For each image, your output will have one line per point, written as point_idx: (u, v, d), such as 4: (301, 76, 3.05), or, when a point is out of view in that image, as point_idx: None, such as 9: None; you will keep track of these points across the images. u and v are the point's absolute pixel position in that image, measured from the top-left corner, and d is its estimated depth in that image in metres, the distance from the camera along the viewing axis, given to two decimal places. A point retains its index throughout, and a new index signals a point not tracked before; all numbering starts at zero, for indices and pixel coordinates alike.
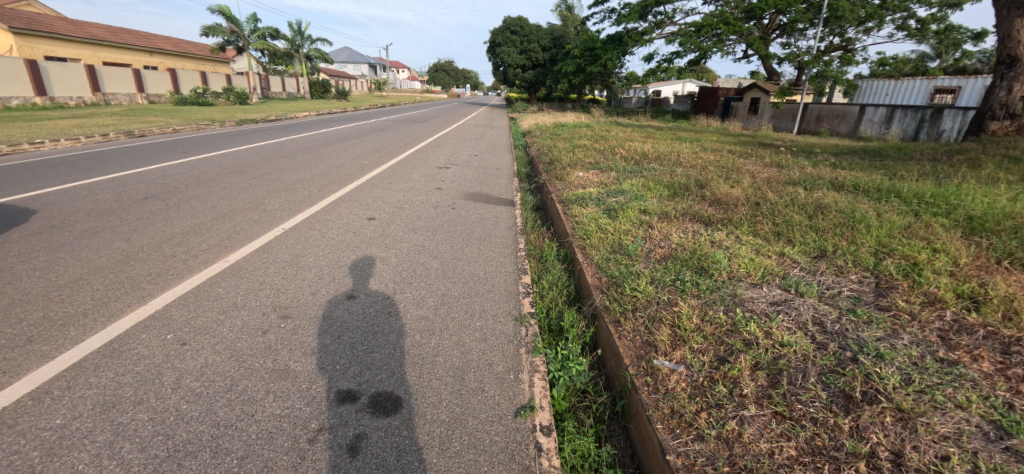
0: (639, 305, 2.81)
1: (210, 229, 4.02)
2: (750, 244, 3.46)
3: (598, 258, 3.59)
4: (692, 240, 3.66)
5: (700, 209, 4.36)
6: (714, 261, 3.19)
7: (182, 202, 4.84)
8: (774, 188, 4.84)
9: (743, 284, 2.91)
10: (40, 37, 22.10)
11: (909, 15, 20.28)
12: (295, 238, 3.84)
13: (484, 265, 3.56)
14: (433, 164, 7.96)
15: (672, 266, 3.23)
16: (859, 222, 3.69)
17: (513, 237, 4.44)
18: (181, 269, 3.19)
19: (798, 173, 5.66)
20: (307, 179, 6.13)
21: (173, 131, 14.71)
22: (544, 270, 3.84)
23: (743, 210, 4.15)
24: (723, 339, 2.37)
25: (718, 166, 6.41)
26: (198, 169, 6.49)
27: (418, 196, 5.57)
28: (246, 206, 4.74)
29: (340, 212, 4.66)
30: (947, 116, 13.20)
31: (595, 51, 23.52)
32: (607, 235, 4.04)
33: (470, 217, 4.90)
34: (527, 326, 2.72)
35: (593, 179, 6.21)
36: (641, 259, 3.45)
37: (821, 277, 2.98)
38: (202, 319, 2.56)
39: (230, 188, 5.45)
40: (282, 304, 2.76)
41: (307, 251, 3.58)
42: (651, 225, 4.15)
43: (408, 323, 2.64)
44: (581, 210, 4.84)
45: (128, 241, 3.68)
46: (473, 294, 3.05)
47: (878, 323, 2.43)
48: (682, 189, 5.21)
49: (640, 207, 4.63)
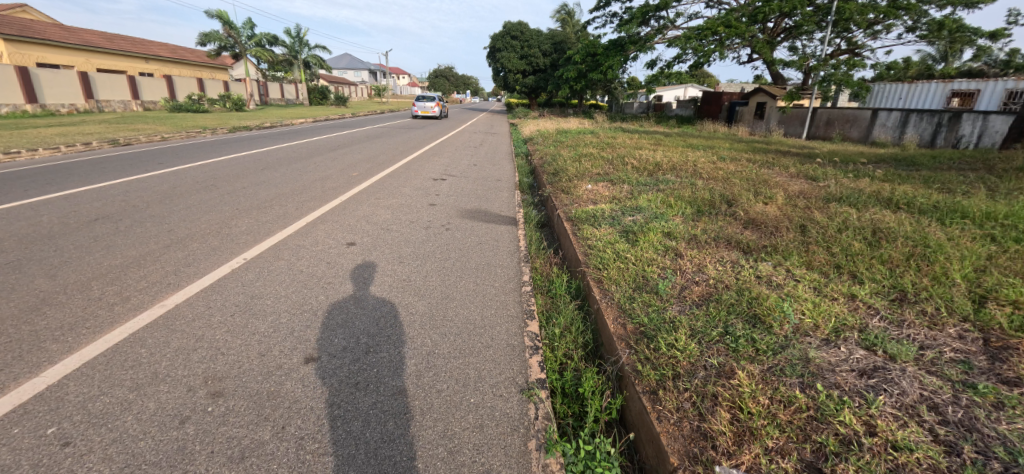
0: (681, 372, 2.16)
1: (157, 260, 3.39)
2: (806, 282, 2.83)
3: (619, 297, 2.96)
4: (733, 273, 3.03)
5: (734, 233, 3.71)
6: (769, 304, 2.54)
7: (135, 224, 4.21)
8: (815, 205, 4.23)
9: (813, 341, 2.27)
10: (32, 44, 21.72)
11: (922, 16, 19.75)
12: (255, 272, 3.20)
13: (482, 307, 2.92)
14: (428, 174, 7.37)
15: (716, 312, 2.57)
16: (936, 252, 3.05)
17: (515, 263, 3.82)
18: (103, 320, 2.55)
19: (836, 186, 5.06)
20: (287, 194, 5.52)
21: (161, 139, 14.17)
22: (553, 310, 3.21)
23: (789, 234, 3.51)
24: (807, 434, 1.73)
25: (742, 178, 5.80)
26: (169, 182, 5.88)
27: (409, 214, 4.97)
28: (209, 229, 4.11)
29: (316, 236, 4.02)
30: (967, 120, 12.58)
31: (597, 56, 23.05)
32: (628, 264, 3.41)
33: (467, 239, 4.28)
34: (537, 402, 2.06)
35: (603, 192, 5.60)
36: (674, 301, 2.80)
37: (909, 331, 2.33)
38: (101, 401, 1.91)
39: (196, 206, 4.83)
40: (215, 376, 2.10)
41: (266, 290, 2.94)
42: (679, 253, 3.51)
43: (380, 401, 1.99)
44: (593, 230, 4.22)
45: (51, 278, 3.04)
46: (464, 352, 2.40)
47: (1015, 408, 1.77)
48: (708, 205, 4.60)
49: (663, 229, 4.00)
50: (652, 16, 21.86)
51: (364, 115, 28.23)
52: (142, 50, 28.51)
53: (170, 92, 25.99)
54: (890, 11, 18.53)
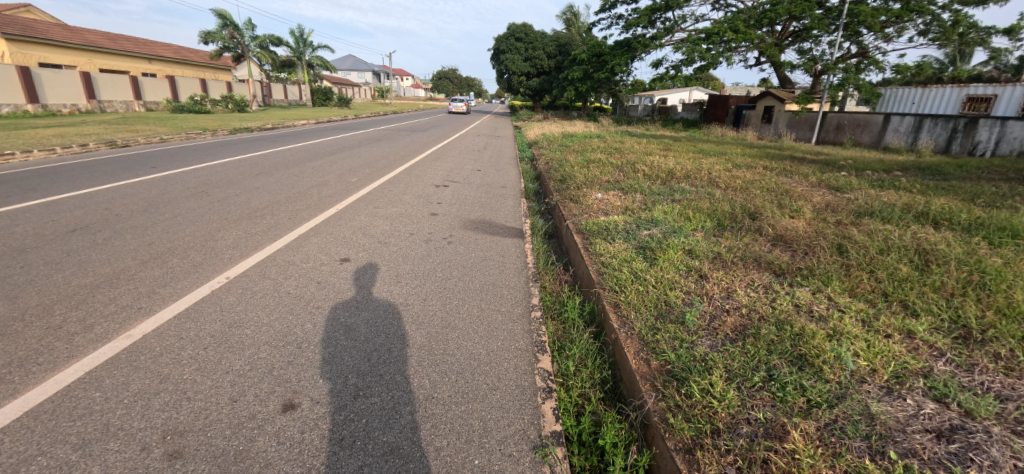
0: (720, 427, 1.84)
1: (132, 278, 3.11)
2: (852, 314, 2.52)
3: (640, 326, 2.65)
4: (768, 302, 2.71)
5: (762, 252, 3.40)
6: (816, 343, 2.22)
7: (114, 236, 3.92)
8: (847, 220, 3.92)
9: (872, 392, 1.95)
10: (34, 44, 21.59)
11: (934, 18, 19.39)
12: (237, 295, 2.89)
13: (487, 338, 2.60)
14: (430, 181, 7.09)
15: (755, 350, 2.25)
16: (996, 279, 2.72)
17: (523, 282, 3.50)
18: (60, 353, 2.26)
19: (864, 199, 4.75)
20: (280, 202, 5.22)
21: (160, 140, 13.95)
22: (565, 339, 2.90)
23: (825, 256, 3.19)
24: None
25: (761, 187, 5.49)
26: (158, 189, 5.60)
27: (409, 225, 4.67)
28: (192, 242, 3.82)
29: (306, 251, 3.73)
30: (983, 126, 12.19)
31: (602, 57, 22.77)
32: (647, 287, 3.10)
33: (470, 255, 3.97)
34: (553, 464, 1.75)
35: (614, 202, 5.30)
36: (703, 333, 2.49)
37: (983, 378, 2.00)
38: (36, 465, 1.62)
39: (183, 216, 4.55)
40: (176, 429, 1.80)
41: (247, 316, 2.64)
42: (703, 274, 3.20)
43: (368, 465, 1.67)
44: (607, 245, 3.91)
45: (11, 300, 2.76)
46: (468, 395, 2.10)
47: None
48: (729, 219, 4.28)
49: (683, 246, 3.68)
50: (659, 18, 21.56)
51: (367, 116, 28.00)
52: (145, 50, 28.40)
53: (173, 93, 25.81)
54: (902, 14, 18.17)
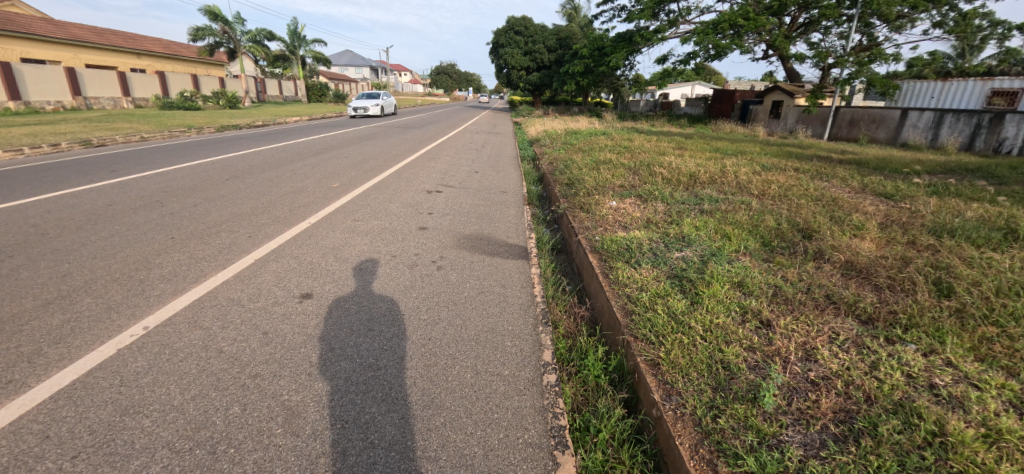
0: None
1: (19, 329, 2.38)
2: (997, 393, 1.78)
3: (694, 403, 1.90)
4: (871, 368, 1.98)
5: (836, 290, 2.66)
6: (976, 454, 1.49)
7: (26, 264, 3.19)
8: (928, 242, 3.18)
9: None
10: (17, 39, 20.72)
11: (950, 9, 18.50)
12: (149, 357, 2.16)
13: (486, 426, 1.87)
14: (421, 185, 6.38)
15: (881, 464, 1.52)
16: None
17: (530, 327, 2.74)
18: None
19: (932, 212, 3.99)
20: (244, 215, 4.48)
21: (141, 139, 13.14)
22: (590, 413, 2.18)
23: (925, 299, 2.44)
24: None
25: (803, 195, 4.75)
26: (103, 198, 4.85)
27: (394, 243, 3.94)
28: (122, 272, 3.09)
29: (258, 284, 2.99)
30: (1011, 121, 11.43)
31: (604, 51, 21.92)
32: (694, 336, 2.36)
33: (464, 285, 3.23)
34: None
35: (633, 212, 4.57)
36: (794, 429, 1.74)
37: None
38: None
39: (121, 234, 3.82)
40: None
41: (151, 397, 1.90)
42: (765, 321, 2.46)
43: None
44: (632, 272, 3.16)
45: None
46: None
47: None
48: (777, 238, 3.54)
49: (730, 276, 2.93)
50: (663, 10, 20.67)
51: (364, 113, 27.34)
52: (133, 45, 27.41)
53: (162, 89, 24.94)
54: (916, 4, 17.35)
